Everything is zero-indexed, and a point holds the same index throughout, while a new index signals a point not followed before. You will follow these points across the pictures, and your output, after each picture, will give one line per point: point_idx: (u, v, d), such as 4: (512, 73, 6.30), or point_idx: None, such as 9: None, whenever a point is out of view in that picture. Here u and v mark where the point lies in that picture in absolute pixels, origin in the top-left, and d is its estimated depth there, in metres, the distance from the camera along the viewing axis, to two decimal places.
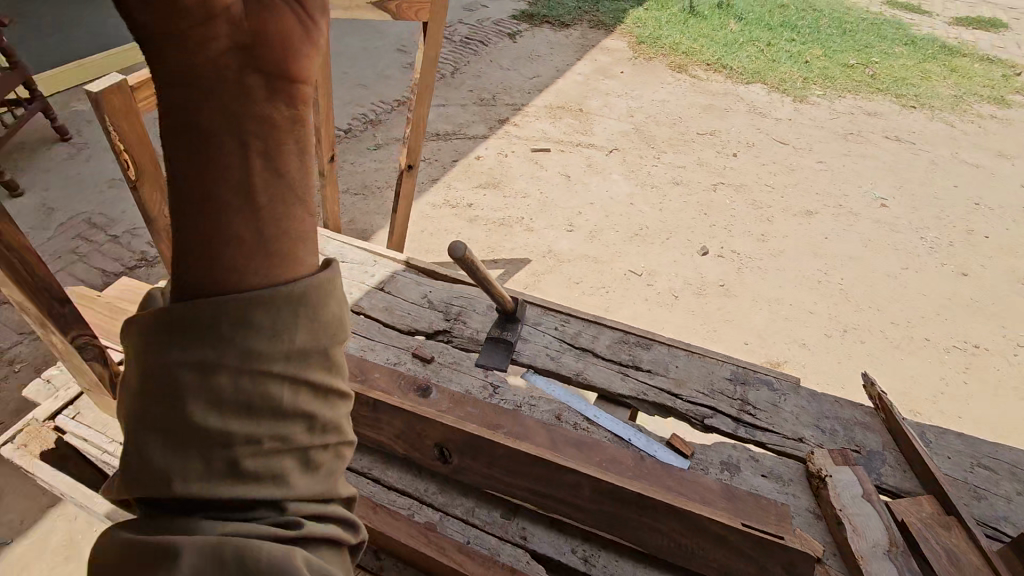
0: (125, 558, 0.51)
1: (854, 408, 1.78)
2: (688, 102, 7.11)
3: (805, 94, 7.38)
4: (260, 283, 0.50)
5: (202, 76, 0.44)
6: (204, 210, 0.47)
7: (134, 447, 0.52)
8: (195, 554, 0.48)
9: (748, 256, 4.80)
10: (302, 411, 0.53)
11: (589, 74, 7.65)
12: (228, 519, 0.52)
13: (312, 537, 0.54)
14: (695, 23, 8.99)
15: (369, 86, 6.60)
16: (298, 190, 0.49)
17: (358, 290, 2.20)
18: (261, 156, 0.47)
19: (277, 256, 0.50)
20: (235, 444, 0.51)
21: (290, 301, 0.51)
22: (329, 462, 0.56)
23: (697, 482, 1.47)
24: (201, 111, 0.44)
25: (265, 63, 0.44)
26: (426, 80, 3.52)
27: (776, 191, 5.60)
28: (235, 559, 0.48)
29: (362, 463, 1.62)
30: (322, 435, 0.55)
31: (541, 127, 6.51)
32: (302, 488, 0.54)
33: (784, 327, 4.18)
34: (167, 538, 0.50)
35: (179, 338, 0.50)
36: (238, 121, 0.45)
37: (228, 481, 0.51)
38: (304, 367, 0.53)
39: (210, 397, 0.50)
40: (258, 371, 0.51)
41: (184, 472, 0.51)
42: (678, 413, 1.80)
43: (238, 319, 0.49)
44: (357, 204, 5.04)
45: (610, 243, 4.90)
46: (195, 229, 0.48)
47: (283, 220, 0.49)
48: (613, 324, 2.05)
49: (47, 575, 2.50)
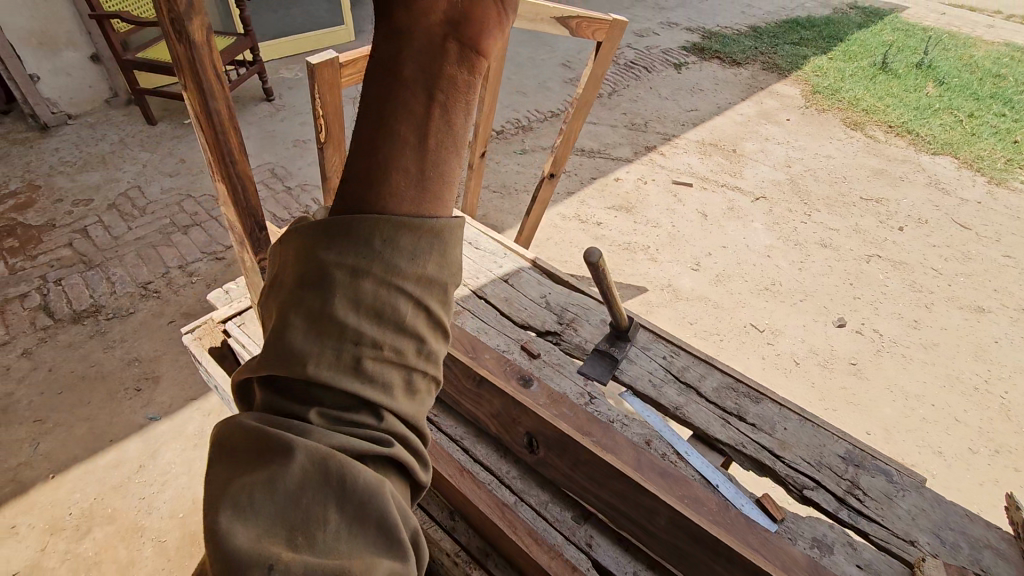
0: (244, 437, 0.56)
1: (986, 528, 1.58)
2: (857, 162, 6.55)
3: (1004, 177, 6.45)
4: (405, 212, 0.57)
5: (412, 38, 0.54)
6: (380, 138, 0.56)
7: (274, 330, 0.58)
8: (308, 456, 0.53)
9: (892, 339, 4.32)
10: (416, 331, 0.58)
11: (751, 116, 7.35)
12: (335, 428, 0.55)
13: (400, 463, 0.58)
14: (884, 80, 8.25)
15: (528, 94, 6.92)
16: (456, 143, 0.57)
17: (484, 277, 2.35)
18: (440, 111, 0.55)
19: (426, 191, 0.57)
20: (362, 346, 0.56)
21: (428, 233, 0.58)
22: (425, 391, 0.61)
23: (782, 548, 1.40)
24: (404, 69, 0.55)
25: (466, 37, 0.54)
26: (586, 96, 3.62)
27: (943, 277, 4.97)
28: (338, 475, 0.53)
29: (457, 431, 1.77)
30: (427, 361, 0.60)
31: (687, 161, 6.38)
32: (402, 410, 0.58)
33: (918, 427, 3.71)
34: (283, 432, 0.55)
35: (340, 241, 0.57)
36: (431, 75, 0.54)
37: (349, 380, 0.56)
38: (427, 294, 0.59)
39: (349, 295, 0.56)
40: (394, 285, 0.57)
41: (315, 358, 0.56)
42: (776, 475, 1.71)
43: (389, 238, 0.56)
44: (494, 201, 5.32)
45: (734, 291, 4.68)
46: (378, 154, 0.56)
47: (437, 162, 0.56)
48: (724, 367, 1.99)
49: (181, 454, 2.97)
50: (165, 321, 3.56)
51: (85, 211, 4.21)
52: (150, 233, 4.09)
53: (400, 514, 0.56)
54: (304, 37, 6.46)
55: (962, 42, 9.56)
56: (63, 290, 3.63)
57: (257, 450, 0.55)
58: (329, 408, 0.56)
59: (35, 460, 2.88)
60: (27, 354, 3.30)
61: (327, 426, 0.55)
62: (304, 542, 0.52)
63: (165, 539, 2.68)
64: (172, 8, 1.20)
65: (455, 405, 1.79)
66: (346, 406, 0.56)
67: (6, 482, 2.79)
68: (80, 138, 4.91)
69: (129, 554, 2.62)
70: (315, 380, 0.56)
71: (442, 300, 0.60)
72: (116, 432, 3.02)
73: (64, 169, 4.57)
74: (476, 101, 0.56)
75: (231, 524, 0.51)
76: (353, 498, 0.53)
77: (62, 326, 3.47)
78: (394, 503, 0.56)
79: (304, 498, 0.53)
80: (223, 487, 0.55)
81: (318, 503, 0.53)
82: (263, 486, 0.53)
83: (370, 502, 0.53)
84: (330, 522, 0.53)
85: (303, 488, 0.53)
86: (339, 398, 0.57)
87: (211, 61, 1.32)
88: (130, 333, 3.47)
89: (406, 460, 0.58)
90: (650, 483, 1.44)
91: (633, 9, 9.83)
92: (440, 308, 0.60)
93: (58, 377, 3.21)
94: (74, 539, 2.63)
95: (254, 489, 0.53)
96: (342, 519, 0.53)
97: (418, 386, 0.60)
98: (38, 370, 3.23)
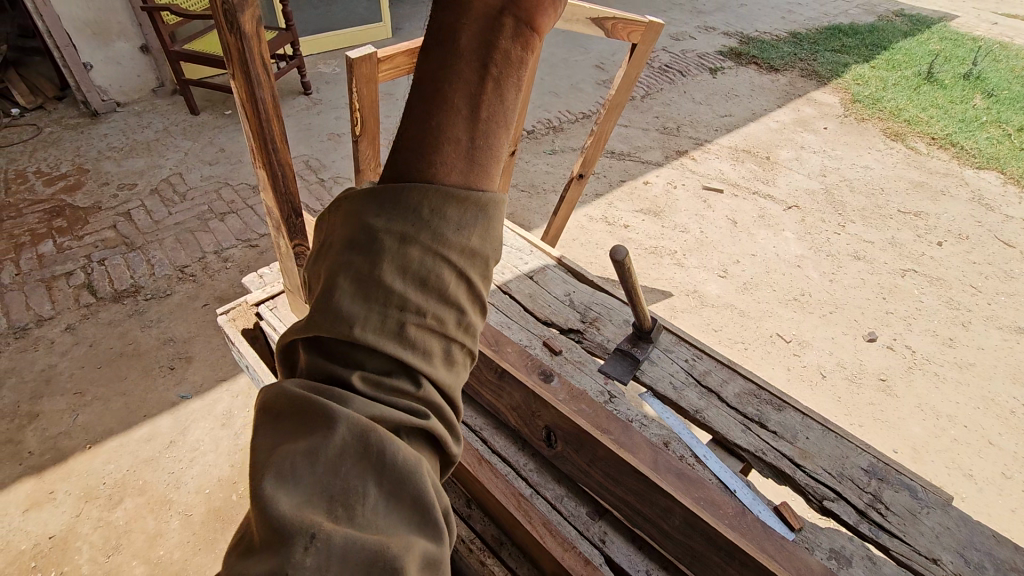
0: (289, 400, 0.59)
1: (1013, 550, 1.54)
2: (896, 174, 6.38)
3: None
4: (452, 184, 0.59)
5: (472, 10, 0.56)
6: (435, 104, 0.57)
7: (322, 293, 0.61)
8: (349, 424, 0.55)
9: (924, 357, 4.20)
10: (457, 302, 0.61)
11: (786, 124, 7.21)
12: (377, 396, 0.58)
13: (436, 433, 0.61)
14: (929, 90, 8.00)
15: (560, 95, 6.93)
16: (507, 120, 0.59)
17: (509, 273, 2.38)
18: (494, 85, 0.58)
19: (475, 164, 0.60)
20: (406, 313, 0.59)
21: (477, 205, 0.60)
22: (460, 363, 0.64)
23: (798, 556, 1.39)
24: (460, 39, 0.57)
25: (523, 14, 0.57)
26: (619, 97, 3.61)
27: (981, 295, 4.81)
28: (377, 448, 0.56)
29: (477, 422, 1.80)
30: (465, 334, 0.63)
31: (719, 167, 6.30)
32: (440, 379, 0.61)
33: (947, 448, 3.60)
34: (326, 399, 0.57)
35: (390, 209, 0.60)
36: (489, 46, 0.57)
37: (392, 345, 0.59)
38: (469, 267, 0.62)
39: (397, 263, 0.59)
40: (439, 255, 0.60)
41: (361, 323, 0.58)
42: (795, 484, 1.69)
43: (437, 208, 0.59)
44: (521, 200, 5.35)
45: (761, 299, 4.61)
46: (429, 122, 0.58)
47: (487, 137, 0.59)
48: (747, 373, 1.98)
49: (209, 432, 3.08)
50: (200, 303, 3.69)
51: (129, 195, 4.39)
52: (189, 218, 4.24)
53: (433, 489, 0.60)
54: (342, 32, 6.60)
55: (1014, 54, 9.21)
56: (106, 270, 3.79)
57: (301, 415, 0.58)
58: (371, 374, 0.59)
59: (74, 430, 3.02)
60: (71, 329, 3.47)
61: (370, 393, 0.58)
62: (344, 513, 0.55)
63: (191, 512, 2.78)
64: None
65: (476, 396, 1.82)
66: (388, 374, 0.59)
67: (47, 448, 2.94)
68: (128, 125, 5.11)
69: (157, 525, 2.73)
70: (361, 342, 0.59)
71: (483, 273, 0.64)
72: (150, 408, 3.15)
73: (112, 154, 4.77)
74: (526, 81, 0.59)
75: (275, 491, 0.54)
76: (391, 473, 0.56)
77: (104, 304, 3.63)
78: (428, 477, 0.59)
79: (344, 468, 0.55)
80: (266, 457, 0.57)
81: (357, 471, 0.55)
82: (305, 454, 0.55)
83: (408, 477, 0.56)
84: (368, 497, 0.55)
85: (343, 458, 0.55)
86: (381, 365, 0.59)
87: (259, 51, 1.37)
88: (167, 314, 3.60)
89: (442, 431, 0.61)
90: (667, 483, 1.44)
91: (670, 12, 9.75)
92: (482, 282, 0.64)
93: (98, 352, 3.36)
94: (106, 506, 2.75)
95: (296, 457, 0.55)
96: (378, 493, 0.56)
97: (454, 358, 0.63)
98: (80, 345, 3.39)
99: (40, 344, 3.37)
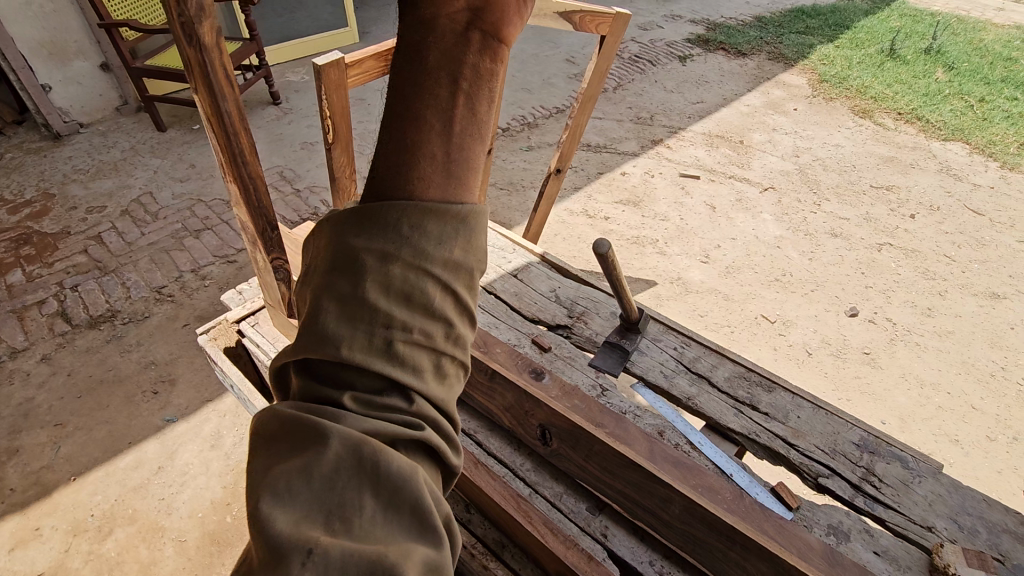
0: (280, 424, 0.56)
1: (1005, 513, 1.56)
2: (866, 151, 6.49)
3: (1018, 162, 6.36)
4: (431, 199, 0.57)
5: (437, 26, 0.55)
6: (407, 122, 0.56)
7: (307, 317, 0.59)
8: (341, 441, 0.53)
9: (905, 328, 4.28)
10: (444, 314, 0.59)
11: (757, 107, 7.29)
12: (368, 412, 0.56)
13: (433, 447, 0.58)
14: (893, 67, 8.15)
15: (533, 91, 6.92)
16: (481, 131, 0.57)
17: (494, 273, 2.36)
18: (465, 100, 0.56)
19: (453, 176, 0.58)
20: (393, 329, 0.57)
21: (457, 219, 0.58)
22: (453, 376, 0.61)
23: (798, 536, 1.40)
24: (429, 55, 0.56)
25: (488, 25, 0.55)
26: (591, 89, 3.61)
27: (956, 264, 4.92)
28: (371, 462, 0.53)
29: (471, 426, 1.78)
30: (455, 345, 0.60)
31: (694, 153, 6.35)
32: (433, 392, 0.58)
33: (933, 415, 3.68)
34: (317, 417, 0.55)
35: (370, 227, 0.58)
36: (455, 61, 0.56)
37: (381, 361, 0.56)
38: (454, 279, 0.60)
39: (380, 279, 0.57)
40: (423, 269, 0.58)
41: (347, 342, 0.56)
42: (790, 463, 1.70)
43: (417, 222, 0.56)
44: (501, 198, 5.34)
45: (744, 282, 4.66)
46: (404, 137, 0.56)
47: (463, 148, 0.57)
48: (736, 357, 1.99)
49: (198, 455, 3.01)
50: (180, 324, 3.61)
51: (99, 218, 4.27)
52: (163, 238, 4.14)
53: (433, 500, 0.56)
54: (309, 39, 6.50)
55: (972, 26, 9.43)
56: (80, 296, 3.69)
57: (292, 437, 0.56)
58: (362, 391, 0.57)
59: (58, 463, 2.94)
60: (47, 360, 3.37)
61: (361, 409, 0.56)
62: (341, 528, 0.52)
63: (186, 538, 2.72)
64: (182, 13, 1.22)
65: (468, 399, 1.80)
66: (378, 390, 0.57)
67: (30, 484, 2.85)
68: (93, 146, 4.98)
69: (151, 553, 2.66)
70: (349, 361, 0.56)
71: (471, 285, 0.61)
72: (135, 434, 3.07)
73: (78, 176, 4.65)
74: (498, 90, 0.58)
75: (271, 509, 0.52)
76: (387, 485, 0.54)
77: (81, 331, 3.53)
78: (427, 488, 0.56)
79: (340, 483, 0.53)
80: (259, 480, 0.55)
81: (351, 489, 0.53)
82: (299, 473, 0.53)
83: (405, 488, 0.54)
84: (365, 507, 0.53)
85: (338, 475, 0.53)
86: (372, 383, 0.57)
87: (220, 64, 1.34)
88: (146, 337, 3.52)
89: (439, 443, 0.58)
90: (664, 473, 1.44)
91: (636, 3, 9.81)
92: (470, 293, 0.61)
93: (77, 381, 3.27)
94: (96, 539, 2.68)
95: (291, 476, 0.53)
96: (376, 504, 0.53)
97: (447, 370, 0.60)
98: (58, 375, 3.29)
99: (15, 376, 3.27)
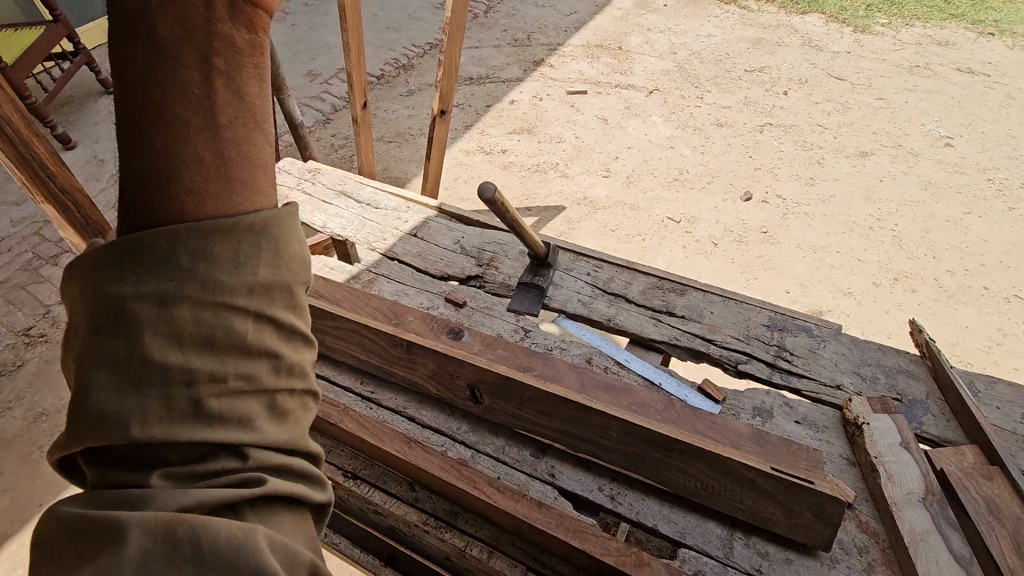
0: (69, 533, 0.49)
1: (898, 356, 1.72)
2: (736, 36, 6.64)
3: (868, 24, 6.76)
4: (214, 211, 0.53)
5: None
6: (161, 122, 0.49)
7: (77, 399, 0.52)
8: (144, 530, 0.47)
9: (794, 201, 4.57)
10: (263, 347, 0.55)
11: (629, 9, 7.21)
12: (188, 483, 0.51)
13: (284, 499, 0.53)
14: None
15: (401, 30, 6.44)
16: (257, 115, 0.52)
17: (392, 236, 2.19)
18: (225, 82, 0.51)
19: (232, 176, 0.53)
20: (198, 383, 0.52)
21: (252, 232, 0.54)
22: (296, 411, 0.57)
23: (728, 427, 1.49)
24: (160, 27, 0.48)
25: None
26: (457, 17, 3.37)
27: (829, 132, 5.25)
28: (189, 541, 0.47)
29: (398, 402, 1.67)
30: (286, 377, 0.57)
31: (577, 68, 6.23)
32: (268, 436, 0.54)
33: (829, 275, 4.01)
34: (115, 510, 0.48)
35: (134, 271, 0.51)
36: (201, 32, 0.49)
37: (191, 424, 0.51)
38: (265, 305, 0.56)
39: (166, 329, 0.51)
40: (218, 304, 0.53)
41: (139, 414, 0.50)
42: (711, 358, 1.77)
43: (199, 250, 0.52)
44: (391, 152, 5.03)
45: (647, 189, 4.75)
46: (156, 144, 0.50)
47: (237, 142, 0.52)
48: (646, 269, 2.01)
49: None
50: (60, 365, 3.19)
51: None
52: (11, 273, 3.57)
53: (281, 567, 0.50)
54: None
55: None
56: None
57: (81, 543, 0.48)
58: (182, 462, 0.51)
59: None
60: None
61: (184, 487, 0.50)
62: None
63: None
64: None
65: (388, 375, 1.67)
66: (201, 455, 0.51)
67: None
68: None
69: None
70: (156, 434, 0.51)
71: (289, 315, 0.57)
72: (41, 495, 2.75)
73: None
74: (267, 67, 0.53)
75: None
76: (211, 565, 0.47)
77: None
78: (272, 552, 0.49)
79: (155, 574, 0.46)
80: None
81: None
82: None
83: (234, 562, 0.47)
84: None
85: (148, 567, 0.46)
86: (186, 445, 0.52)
87: None
88: (24, 389, 3.09)
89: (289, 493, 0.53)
90: (596, 403, 1.47)
91: None
92: (293, 313, 0.58)
93: None
94: None
95: None
96: None
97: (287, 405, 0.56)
98: None
99: None
